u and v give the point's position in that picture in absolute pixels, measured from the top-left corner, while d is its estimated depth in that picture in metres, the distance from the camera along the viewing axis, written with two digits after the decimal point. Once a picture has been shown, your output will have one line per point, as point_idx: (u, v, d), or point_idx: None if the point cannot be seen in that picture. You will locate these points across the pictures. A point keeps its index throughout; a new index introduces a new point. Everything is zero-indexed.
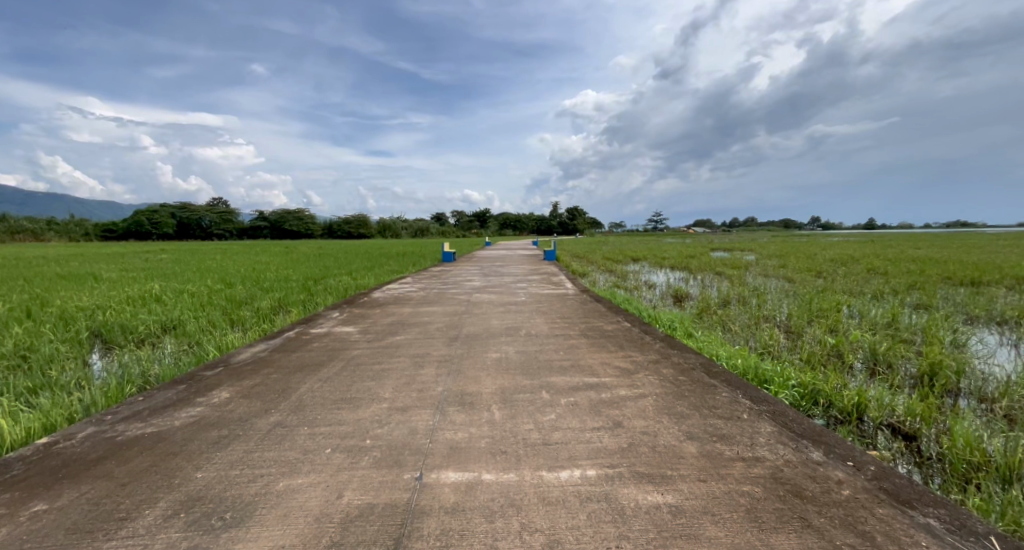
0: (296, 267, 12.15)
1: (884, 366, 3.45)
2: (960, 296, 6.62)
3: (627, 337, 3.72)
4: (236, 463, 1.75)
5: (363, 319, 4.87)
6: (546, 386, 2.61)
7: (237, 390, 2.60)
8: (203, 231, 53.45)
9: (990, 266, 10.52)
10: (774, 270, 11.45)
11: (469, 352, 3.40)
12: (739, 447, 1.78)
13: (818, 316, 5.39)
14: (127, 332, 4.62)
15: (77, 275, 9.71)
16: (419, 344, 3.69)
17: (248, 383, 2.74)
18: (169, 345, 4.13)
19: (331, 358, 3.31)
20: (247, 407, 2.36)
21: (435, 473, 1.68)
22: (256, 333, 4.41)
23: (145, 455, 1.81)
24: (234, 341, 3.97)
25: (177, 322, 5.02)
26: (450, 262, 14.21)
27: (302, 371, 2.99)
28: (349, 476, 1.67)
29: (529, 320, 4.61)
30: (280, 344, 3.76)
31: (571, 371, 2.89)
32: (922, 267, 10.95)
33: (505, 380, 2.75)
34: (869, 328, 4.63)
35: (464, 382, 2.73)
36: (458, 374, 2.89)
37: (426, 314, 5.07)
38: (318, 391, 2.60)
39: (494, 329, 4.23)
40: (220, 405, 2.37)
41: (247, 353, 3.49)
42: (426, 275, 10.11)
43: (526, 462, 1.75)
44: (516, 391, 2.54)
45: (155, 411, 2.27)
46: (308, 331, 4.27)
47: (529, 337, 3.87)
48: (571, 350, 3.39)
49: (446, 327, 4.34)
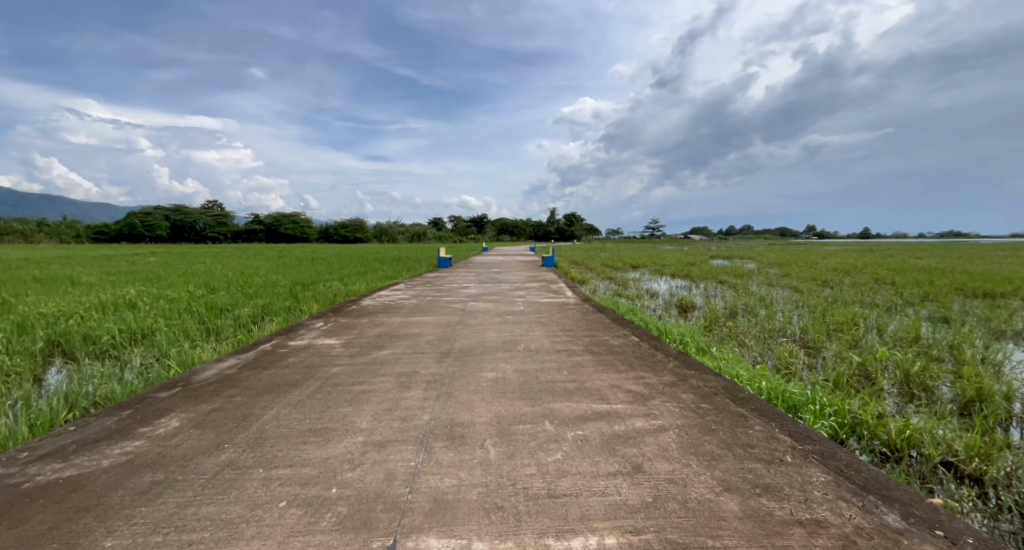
0: (286, 272, 11.75)
1: (920, 390, 3.12)
2: (977, 308, 6.33)
3: (636, 354, 3.37)
4: (160, 524, 1.39)
5: (348, 330, 4.49)
6: (549, 416, 2.25)
7: (189, 417, 2.23)
8: (197, 234, 52.96)
9: (992, 270, 12.33)
10: (778, 279, 11.27)
11: (462, 371, 3.03)
12: (791, 505, 1.43)
13: (834, 330, 5.08)
14: (91, 343, 4.26)
15: (53, 279, 9.31)
16: (406, 361, 3.32)
17: (204, 409, 2.37)
18: (132, 358, 3.76)
19: (306, 377, 2.93)
20: (197, 440, 1.99)
21: (412, 539, 1.32)
22: (230, 346, 4.03)
23: (49, 512, 1.44)
24: (203, 356, 3.60)
25: (147, 331, 4.63)
26: (445, 268, 13.78)
27: (269, 394, 2.61)
28: (302, 545, 1.30)
29: (528, 333, 4.24)
30: (253, 359, 3.39)
31: (576, 396, 2.53)
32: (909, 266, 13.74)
33: (502, 406, 2.38)
34: (894, 344, 4.30)
35: (455, 408, 2.36)
36: (448, 398, 2.52)
37: (415, 325, 4.69)
38: (284, 420, 2.23)
39: (490, 343, 3.85)
40: (165, 437, 2.00)
41: (214, 369, 3.13)
42: (420, 281, 9.74)
43: (526, 525, 1.39)
44: (515, 422, 2.18)
45: (84, 446, 1.90)
46: (286, 343, 3.90)
47: (528, 353, 3.50)
48: (575, 370, 3.03)
49: (436, 341, 3.95)
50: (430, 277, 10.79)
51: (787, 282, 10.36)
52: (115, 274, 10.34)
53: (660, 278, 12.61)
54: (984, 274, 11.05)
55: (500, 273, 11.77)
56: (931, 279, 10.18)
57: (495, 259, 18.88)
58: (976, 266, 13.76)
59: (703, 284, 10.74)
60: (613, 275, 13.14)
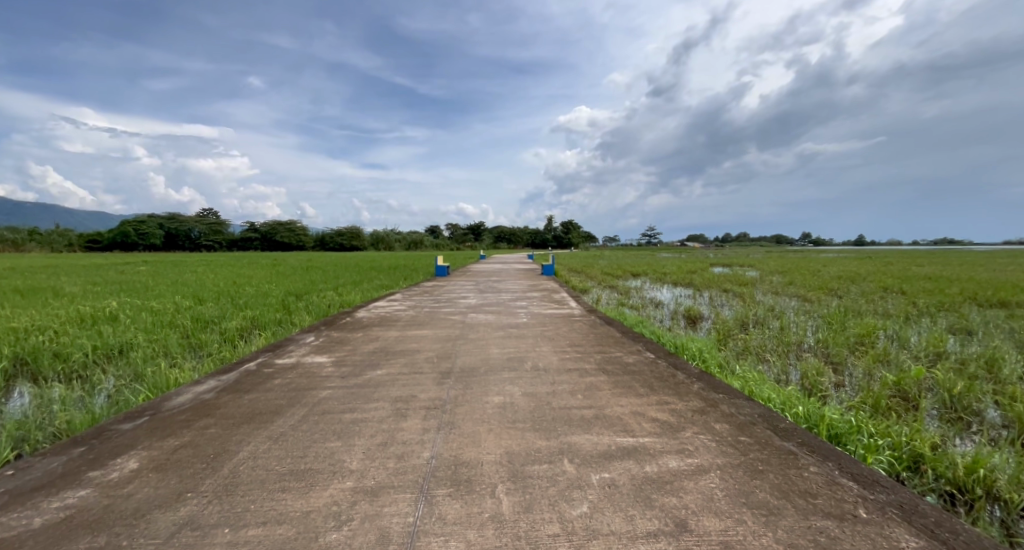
0: (280, 281, 11.42)
1: (966, 414, 2.86)
2: (997, 319, 6.09)
3: (655, 375, 3.07)
4: None
5: (340, 346, 4.17)
6: (567, 453, 1.96)
7: (152, 456, 1.92)
8: (192, 243, 52.55)
9: (995, 277, 12.19)
10: (783, 288, 11.07)
11: (465, 395, 2.73)
12: None
13: (855, 344, 4.81)
14: (61, 362, 3.92)
15: (34, 289, 8.92)
16: (403, 383, 3.02)
17: (171, 443, 2.06)
18: (103, 380, 3.42)
19: (292, 403, 2.62)
20: (155, 487, 1.68)
21: None
22: (212, 364, 3.71)
23: None
24: (182, 376, 3.30)
25: (124, 347, 4.31)
26: (444, 277, 13.54)
27: (248, 425, 2.29)
28: None
29: (534, 349, 3.94)
30: (233, 382, 3.07)
31: (596, 427, 2.24)
32: (890, 267, 17.59)
33: (512, 441, 2.09)
34: (925, 361, 4.02)
35: (458, 443, 2.06)
36: (450, 430, 2.22)
37: (413, 340, 4.39)
38: (261, 459, 1.92)
39: (494, 361, 3.56)
40: (119, 484, 1.69)
41: (190, 394, 2.81)
42: (418, 291, 9.43)
43: None
44: (528, 461, 1.88)
45: (18, 499, 1.59)
46: (272, 362, 3.58)
47: (536, 373, 3.20)
48: (591, 393, 2.73)
49: (436, 359, 3.65)
50: (428, 287, 10.50)
51: (794, 291, 10.11)
52: (102, 284, 10.00)
53: (662, 286, 12.36)
54: (991, 283, 10.89)
55: (500, 282, 11.51)
56: (940, 288, 9.96)
57: (494, 267, 18.53)
58: (978, 273, 13.64)
59: (707, 293, 10.47)
60: (626, 275, 16.38)
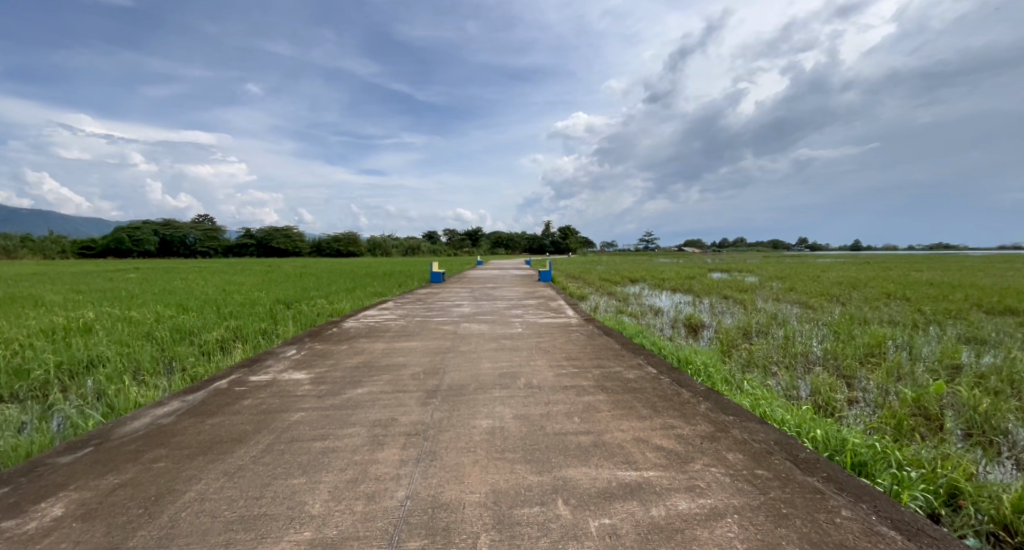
0: (270, 289, 11.12)
1: (994, 436, 2.63)
2: (1009, 328, 5.87)
3: (658, 394, 2.83)
4: None
5: (322, 360, 3.91)
6: (562, 490, 1.72)
7: (81, 500, 1.66)
8: (187, 250, 52.17)
9: (994, 283, 12.06)
10: (784, 294, 10.87)
11: (451, 419, 2.49)
12: None
13: (865, 355, 4.58)
14: (19, 379, 3.64)
15: (13, 298, 8.58)
16: (384, 403, 2.77)
17: (111, 481, 1.81)
18: (59, 401, 3.15)
19: (258, 429, 2.37)
20: (75, 542, 1.42)
21: None
22: (181, 382, 3.45)
23: None
24: (145, 397, 3.04)
25: (91, 362, 4.03)
26: (439, 284, 13.27)
27: (204, 457, 2.04)
28: None
29: (528, 364, 3.68)
30: (198, 403, 2.81)
31: (595, 458, 1.99)
32: (890, 270, 18.70)
33: (499, 476, 1.84)
34: (942, 375, 3.79)
35: (439, 479, 1.82)
36: (430, 462, 1.97)
37: (400, 353, 4.13)
38: (210, 502, 1.66)
39: (485, 377, 3.31)
40: (31, 539, 1.43)
41: (148, 418, 2.56)
42: (411, 299, 9.14)
43: None
44: (518, 503, 1.63)
45: None
46: (245, 380, 3.32)
47: (530, 391, 2.95)
48: (588, 416, 2.49)
49: (423, 375, 3.40)
50: (422, 294, 10.21)
51: (795, 298, 9.86)
52: (86, 293, 9.67)
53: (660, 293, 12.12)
54: (994, 288, 10.72)
55: (496, 290, 11.26)
56: (944, 294, 9.73)
57: (489, 274, 18.15)
58: (981, 279, 13.44)
59: (707, 299, 10.22)
60: (625, 280, 16.35)
